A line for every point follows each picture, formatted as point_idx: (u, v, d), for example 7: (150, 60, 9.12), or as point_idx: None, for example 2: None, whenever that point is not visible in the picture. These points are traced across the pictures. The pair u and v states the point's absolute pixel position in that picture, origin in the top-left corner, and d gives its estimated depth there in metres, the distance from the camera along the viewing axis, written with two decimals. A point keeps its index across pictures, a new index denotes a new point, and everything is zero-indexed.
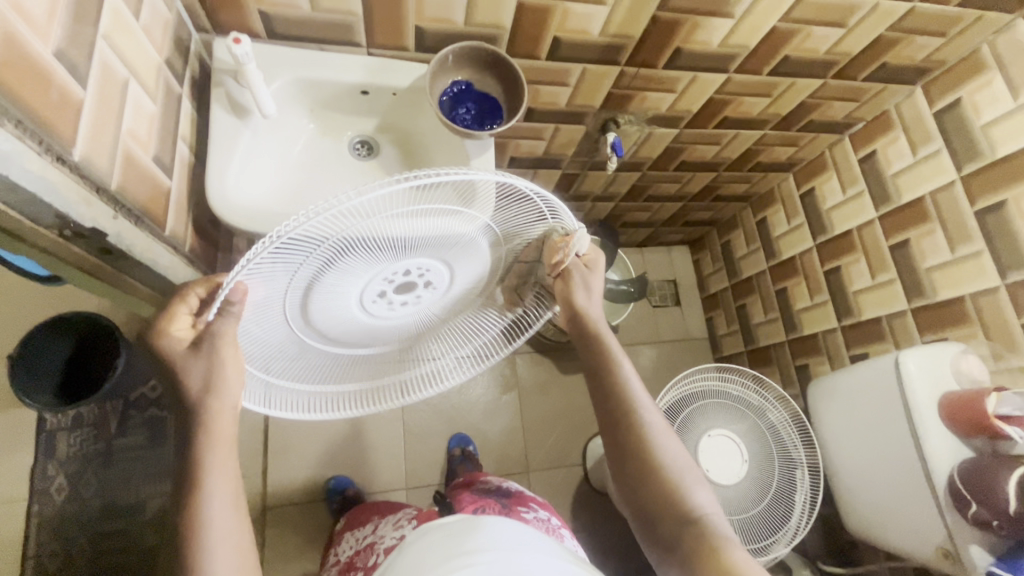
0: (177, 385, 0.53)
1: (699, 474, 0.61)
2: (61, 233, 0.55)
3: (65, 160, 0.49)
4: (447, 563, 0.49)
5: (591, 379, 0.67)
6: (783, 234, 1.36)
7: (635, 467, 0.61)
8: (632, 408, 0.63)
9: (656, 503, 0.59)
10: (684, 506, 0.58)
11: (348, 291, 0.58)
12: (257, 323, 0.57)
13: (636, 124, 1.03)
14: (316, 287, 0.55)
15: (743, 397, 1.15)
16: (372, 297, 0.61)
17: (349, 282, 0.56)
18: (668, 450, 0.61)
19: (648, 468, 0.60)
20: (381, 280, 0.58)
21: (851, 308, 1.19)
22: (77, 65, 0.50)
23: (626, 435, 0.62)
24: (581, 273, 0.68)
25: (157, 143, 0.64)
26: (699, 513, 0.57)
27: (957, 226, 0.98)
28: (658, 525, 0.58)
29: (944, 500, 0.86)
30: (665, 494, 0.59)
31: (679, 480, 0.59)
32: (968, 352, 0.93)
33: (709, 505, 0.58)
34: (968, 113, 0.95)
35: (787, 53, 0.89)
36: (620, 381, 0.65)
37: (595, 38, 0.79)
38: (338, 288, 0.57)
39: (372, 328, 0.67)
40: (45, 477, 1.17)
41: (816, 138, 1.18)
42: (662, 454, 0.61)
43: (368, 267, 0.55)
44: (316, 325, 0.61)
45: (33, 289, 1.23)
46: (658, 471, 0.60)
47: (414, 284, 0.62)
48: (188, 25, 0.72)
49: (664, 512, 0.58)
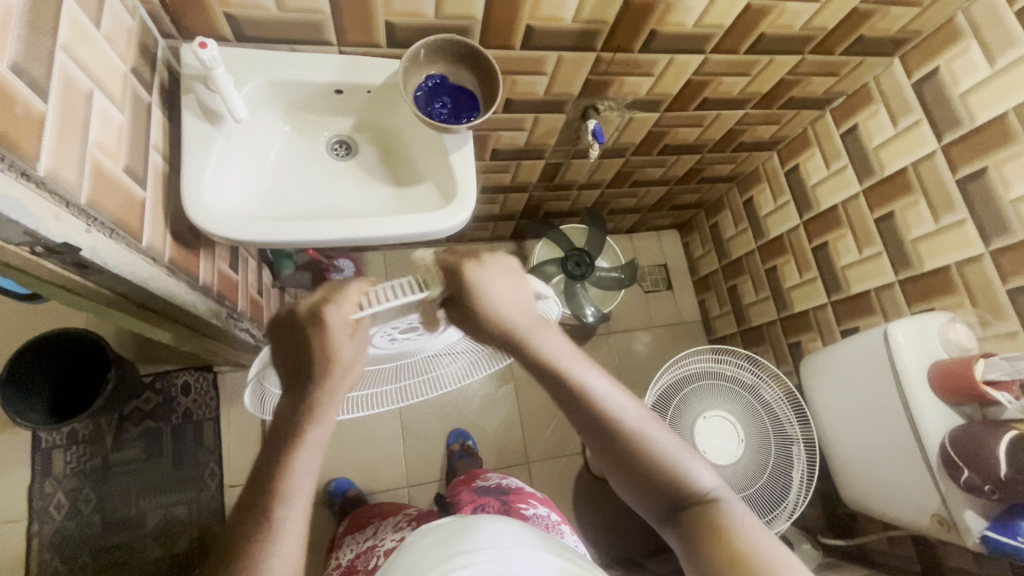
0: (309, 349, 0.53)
1: (694, 451, 0.56)
2: (33, 249, 0.54)
3: (31, 177, 0.48)
4: (443, 564, 0.49)
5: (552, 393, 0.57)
6: (769, 213, 1.36)
7: (628, 467, 0.55)
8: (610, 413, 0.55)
9: (660, 497, 0.54)
10: (689, 491, 0.54)
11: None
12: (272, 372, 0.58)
13: (617, 109, 1.03)
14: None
15: (736, 377, 1.16)
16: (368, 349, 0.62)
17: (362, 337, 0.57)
18: (658, 440, 0.56)
19: (645, 468, 0.54)
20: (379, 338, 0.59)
21: (840, 283, 1.20)
22: (37, 79, 0.49)
23: (607, 434, 0.55)
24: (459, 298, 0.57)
25: (128, 154, 0.63)
26: (706, 494, 0.54)
27: (940, 196, 0.98)
28: (667, 516, 0.54)
29: (936, 468, 0.87)
30: (666, 485, 0.54)
31: (678, 468, 0.55)
32: (955, 321, 0.94)
33: (713, 481, 0.55)
34: (947, 82, 0.95)
35: (763, 31, 0.89)
36: (585, 387, 0.56)
37: (568, 24, 0.79)
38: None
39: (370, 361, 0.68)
40: (44, 495, 1.17)
41: (797, 115, 1.18)
42: (655, 446, 0.55)
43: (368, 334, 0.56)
44: None
45: (20, 308, 1.22)
46: (652, 463, 0.55)
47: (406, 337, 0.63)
48: (154, 32, 0.71)
49: (671, 503, 0.54)
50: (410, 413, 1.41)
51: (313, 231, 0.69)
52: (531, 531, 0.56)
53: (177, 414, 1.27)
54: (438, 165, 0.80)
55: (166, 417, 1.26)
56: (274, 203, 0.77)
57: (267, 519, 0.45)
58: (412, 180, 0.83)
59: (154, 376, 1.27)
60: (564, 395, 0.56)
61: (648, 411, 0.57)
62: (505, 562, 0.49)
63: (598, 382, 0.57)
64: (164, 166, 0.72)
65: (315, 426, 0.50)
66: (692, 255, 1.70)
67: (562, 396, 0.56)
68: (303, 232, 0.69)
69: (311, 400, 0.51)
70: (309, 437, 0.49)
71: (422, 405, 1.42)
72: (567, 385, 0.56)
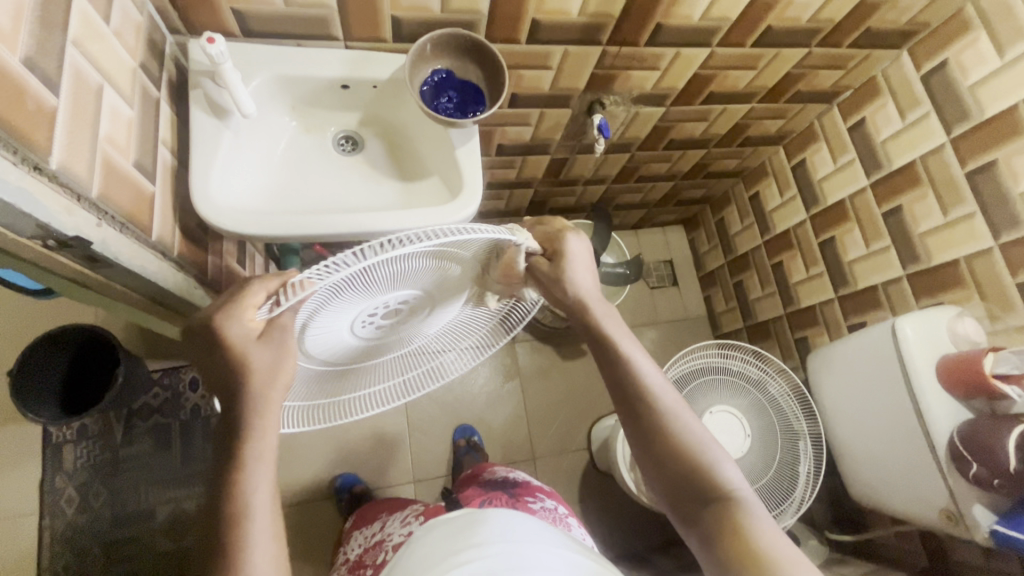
0: (234, 367, 0.51)
1: (724, 450, 0.59)
2: (45, 243, 0.55)
3: (43, 170, 0.49)
4: (450, 557, 0.50)
5: (600, 364, 0.64)
6: (776, 208, 1.36)
7: (656, 447, 0.59)
8: (647, 392, 0.61)
9: (686, 486, 0.57)
10: (712, 484, 0.56)
11: (340, 325, 0.60)
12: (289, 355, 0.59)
13: (623, 104, 1.03)
14: (309, 331, 0.57)
15: (743, 372, 1.15)
16: (362, 323, 0.62)
17: (339, 317, 0.58)
18: (689, 427, 0.59)
19: (674, 454, 0.58)
20: (368, 311, 0.60)
21: (847, 277, 1.19)
22: (48, 73, 0.49)
23: (642, 414, 0.61)
24: (544, 270, 0.61)
25: (137, 149, 0.64)
26: (728, 491, 0.56)
27: (950, 189, 0.97)
28: (687, 504, 0.57)
29: (945, 462, 0.87)
30: (690, 472, 0.57)
31: (704, 459, 0.58)
32: (965, 315, 0.93)
33: (738, 481, 0.57)
34: (956, 74, 0.94)
35: (769, 23, 0.88)
36: (629, 361, 0.62)
37: (574, 18, 0.78)
38: (334, 321, 0.58)
39: (370, 349, 0.70)
40: (54, 489, 1.18)
41: (804, 109, 1.17)
42: (684, 432, 0.59)
43: (358, 303, 0.56)
44: (311, 354, 0.62)
45: (30, 304, 1.23)
46: (681, 450, 0.58)
47: (400, 309, 0.64)
48: (161, 27, 0.71)
49: (691, 492, 0.57)
50: (416, 409, 1.41)
51: (322, 226, 0.70)
52: (540, 525, 0.56)
53: (185, 410, 1.28)
54: (445, 160, 0.80)
55: (174, 412, 1.27)
56: (282, 198, 0.78)
57: (230, 533, 0.48)
58: (419, 174, 0.83)
59: (162, 371, 1.28)
60: (610, 365, 0.63)
61: (685, 403, 0.62)
62: (512, 555, 0.49)
63: (642, 360, 0.63)
64: (172, 161, 0.73)
65: (256, 434, 0.52)
66: (697, 251, 1.70)
67: (609, 367, 0.63)
68: (311, 226, 0.70)
69: (243, 413, 0.52)
70: (250, 453, 0.51)
71: (428, 400, 1.43)
72: (614, 358, 0.63)
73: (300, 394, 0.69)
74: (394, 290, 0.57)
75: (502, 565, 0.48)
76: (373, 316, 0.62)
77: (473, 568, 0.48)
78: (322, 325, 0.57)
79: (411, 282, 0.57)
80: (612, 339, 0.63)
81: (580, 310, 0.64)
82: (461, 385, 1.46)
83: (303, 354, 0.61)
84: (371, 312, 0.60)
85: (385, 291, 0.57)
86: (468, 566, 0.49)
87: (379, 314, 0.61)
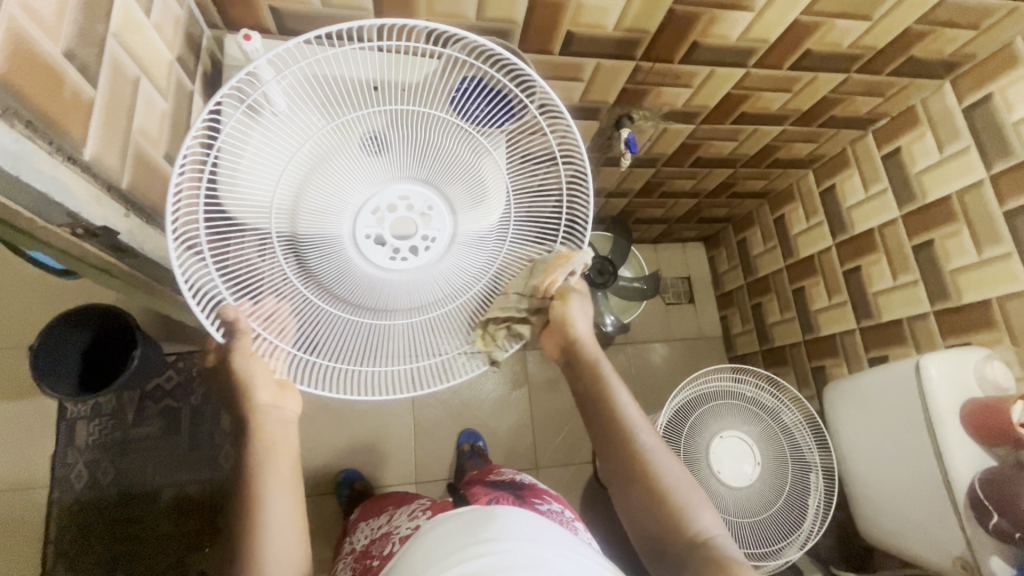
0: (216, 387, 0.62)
1: (701, 496, 0.62)
2: (73, 231, 0.56)
3: (76, 160, 0.50)
4: (461, 552, 0.49)
5: (588, 412, 0.71)
6: (801, 232, 1.33)
7: (634, 489, 0.63)
8: (627, 434, 0.66)
9: (661, 531, 0.61)
10: (689, 530, 0.60)
11: (341, 241, 0.62)
12: (273, 296, 0.61)
13: (653, 119, 1.01)
14: (307, 246, 0.61)
15: (756, 399, 1.13)
16: (369, 238, 0.63)
17: (332, 223, 0.61)
18: (667, 471, 0.64)
19: (649, 496, 0.62)
20: (364, 214, 0.63)
21: (871, 309, 1.17)
22: (88, 65, 0.50)
23: (622, 456, 0.65)
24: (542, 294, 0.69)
25: (168, 140, 0.64)
26: (704, 537, 0.59)
27: (985, 227, 0.94)
28: (663, 550, 0.60)
29: (963, 509, 0.84)
30: (670, 519, 0.60)
31: (682, 505, 0.61)
32: (994, 358, 0.90)
33: (715, 528, 0.60)
34: (999, 110, 0.91)
35: (809, 47, 0.86)
36: (614, 404, 0.68)
37: (609, 32, 0.78)
38: (330, 228, 0.61)
39: (391, 298, 0.65)
40: (65, 464, 1.20)
41: (837, 134, 1.15)
42: (664, 476, 0.63)
43: (340, 196, 0.61)
44: (325, 283, 0.63)
45: (54, 283, 1.26)
46: (661, 496, 0.62)
47: (404, 225, 0.64)
48: (201, 22, 0.72)
49: (668, 537, 0.60)
50: (423, 410, 1.41)
51: None
52: (546, 523, 0.56)
53: (197, 395, 1.29)
54: None
55: (186, 397, 1.28)
56: None
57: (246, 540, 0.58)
58: None
59: (177, 356, 1.30)
60: (593, 405, 0.70)
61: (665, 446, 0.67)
62: (520, 554, 0.48)
63: (626, 401, 0.69)
64: None
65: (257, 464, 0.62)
66: (717, 270, 1.67)
67: (591, 409, 0.70)
68: None
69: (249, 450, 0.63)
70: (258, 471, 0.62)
71: (436, 403, 1.42)
72: (602, 403, 0.69)
73: (326, 353, 0.64)
74: (371, 179, 0.62)
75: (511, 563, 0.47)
76: (376, 218, 0.63)
77: (482, 563, 0.48)
78: (323, 257, 0.62)
79: (382, 164, 0.62)
80: (604, 380, 0.70)
81: (585, 353, 0.72)
82: (470, 389, 1.46)
83: (316, 284, 0.63)
84: (372, 237, 0.63)
85: (357, 180, 0.61)
86: (477, 561, 0.48)
87: (382, 234, 0.63)
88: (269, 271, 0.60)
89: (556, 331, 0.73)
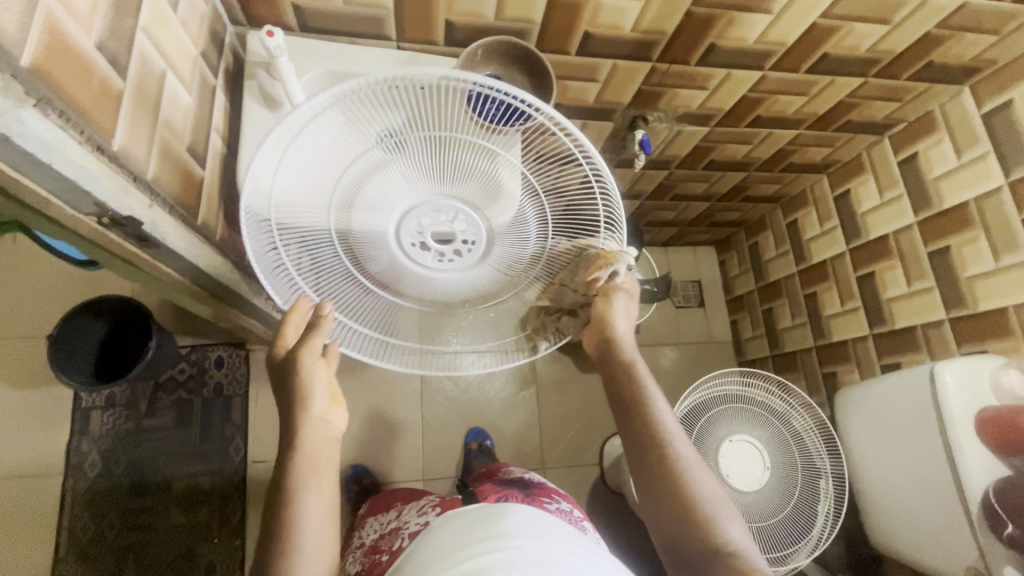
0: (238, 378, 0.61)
1: (730, 507, 0.62)
2: (99, 220, 0.57)
3: (104, 150, 0.51)
4: (472, 547, 0.50)
5: (620, 413, 0.69)
6: (815, 237, 1.32)
7: (663, 495, 0.62)
8: (660, 439, 0.65)
9: (689, 539, 0.60)
10: (717, 540, 0.59)
11: (386, 243, 0.64)
12: (324, 279, 0.65)
13: (666, 121, 1.02)
14: (356, 243, 0.63)
15: (766, 403, 1.13)
16: (413, 243, 0.64)
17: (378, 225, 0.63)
18: (699, 480, 0.63)
19: (680, 504, 0.61)
20: (409, 220, 0.63)
21: (885, 316, 1.16)
22: (117, 57, 0.51)
23: (653, 461, 0.64)
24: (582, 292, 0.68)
25: (192, 133, 0.66)
26: (733, 548, 0.59)
27: (1003, 234, 0.94)
28: (690, 558, 0.60)
29: (977, 519, 0.83)
30: (698, 528, 0.60)
31: (711, 514, 0.61)
32: (1010, 366, 0.88)
33: (741, 539, 0.60)
34: (1019, 116, 0.90)
35: (826, 51, 0.86)
36: (648, 408, 0.67)
37: (627, 33, 0.78)
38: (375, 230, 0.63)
39: (430, 293, 0.68)
40: (80, 452, 1.22)
41: (853, 139, 1.14)
42: (695, 483, 0.62)
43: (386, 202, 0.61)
44: (372, 274, 0.66)
45: (72, 274, 1.29)
46: (691, 504, 0.61)
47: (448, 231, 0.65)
48: (223, 18, 0.74)
49: (695, 546, 0.60)
50: (431, 408, 1.42)
51: None
52: (557, 522, 0.56)
53: (209, 387, 1.31)
54: None
55: (198, 389, 1.30)
56: None
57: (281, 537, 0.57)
58: None
59: (191, 347, 1.31)
60: (627, 407, 0.68)
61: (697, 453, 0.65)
62: (532, 550, 0.49)
63: (660, 406, 0.67)
64: (222, 148, 0.75)
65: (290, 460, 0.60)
66: (727, 274, 1.66)
67: (623, 410, 0.68)
68: None
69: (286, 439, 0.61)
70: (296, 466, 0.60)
71: (443, 401, 1.43)
72: (636, 406, 0.67)
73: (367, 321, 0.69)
74: (415, 189, 0.62)
75: (522, 558, 0.48)
76: (421, 224, 0.64)
77: (494, 557, 0.48)
78: (370, 255, 0.64)
79: (419, 174, 0.61)
80: (640, 381, 0.68)
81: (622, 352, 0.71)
82: (478, 388, 1.46)
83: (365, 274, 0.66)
84: (415, 244, 0.64)
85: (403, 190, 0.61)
86: (489, 555, 0.48)
87: (425, 238, 0.64)
88: (322, 260, 0.64)
89: (595, 328, 0.71)
